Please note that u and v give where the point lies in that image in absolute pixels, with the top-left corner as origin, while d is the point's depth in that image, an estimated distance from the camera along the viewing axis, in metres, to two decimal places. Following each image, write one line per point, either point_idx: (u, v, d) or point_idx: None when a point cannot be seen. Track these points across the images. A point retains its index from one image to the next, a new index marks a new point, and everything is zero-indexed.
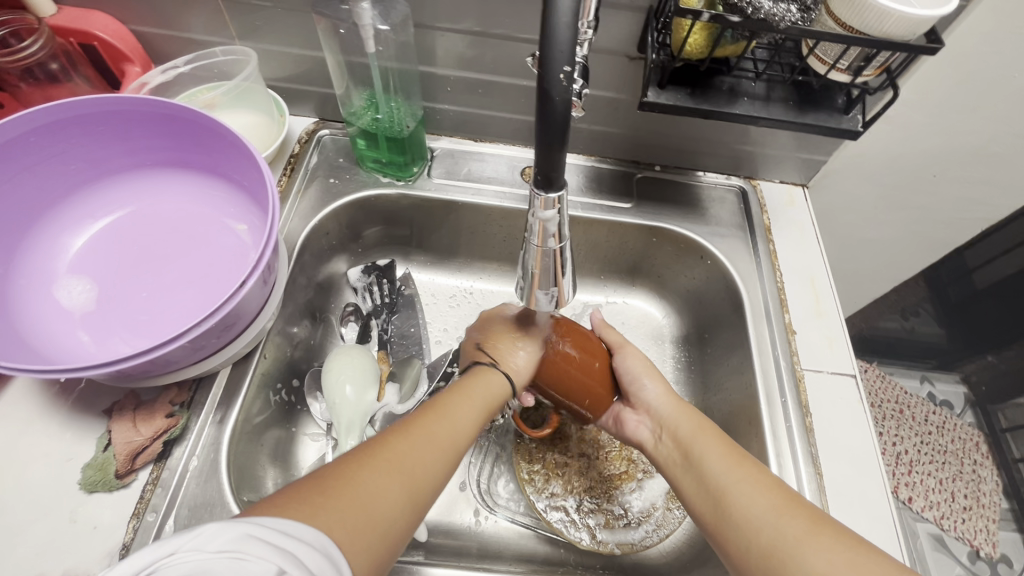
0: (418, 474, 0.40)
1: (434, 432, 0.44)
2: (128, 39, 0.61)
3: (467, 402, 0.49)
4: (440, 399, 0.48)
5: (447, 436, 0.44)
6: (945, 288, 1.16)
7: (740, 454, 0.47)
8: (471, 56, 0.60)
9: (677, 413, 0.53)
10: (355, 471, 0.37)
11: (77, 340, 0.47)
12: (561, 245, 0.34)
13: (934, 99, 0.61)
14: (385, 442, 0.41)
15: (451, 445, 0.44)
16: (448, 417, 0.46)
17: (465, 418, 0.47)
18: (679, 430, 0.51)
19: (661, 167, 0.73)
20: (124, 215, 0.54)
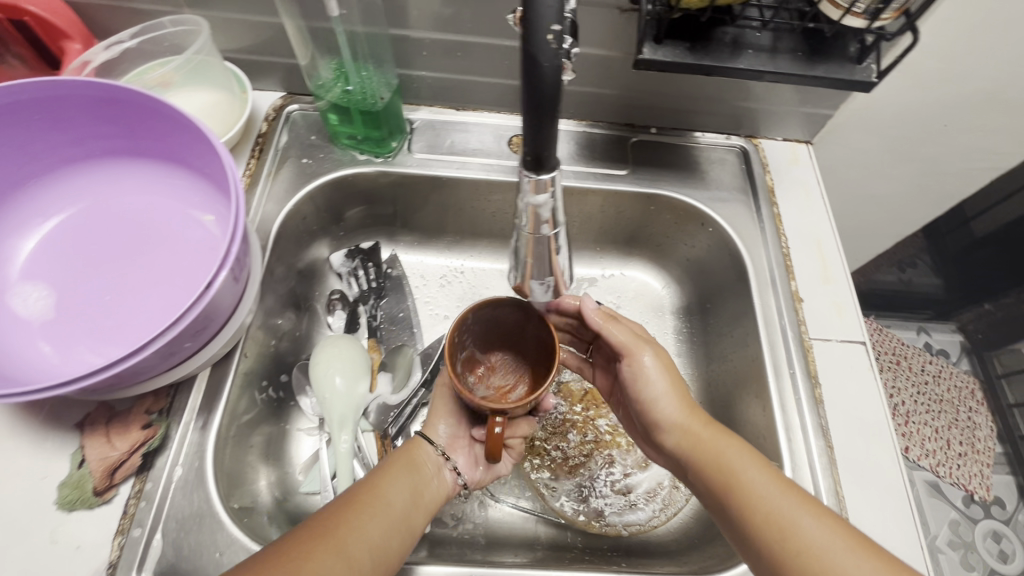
0: (361, 555, 0.41)
1: (375, 513, 0.44)
2: (62, 11, 0.54)
3: (407, 474, 0.50)
4: (379, 476, 0.49)
5: (392, 518, 0.45)
6: (944, 238, 1.14)
7: (726, 435, 0.46)
8: (447, 16, 0.55)
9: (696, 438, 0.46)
10: (291, 561, 0.38)
11: (39, 350, 0.44)
12: (555, 231, 0.31)
13: (950, 41, 0.56)
14: (326, 524, 0.42)
15: (394, 521, 0.45)
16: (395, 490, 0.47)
17: (410, 495, 0.48)
18: (694, 454, 0.46)
19: (657, 129, 0.68)
20: (77, 211, 0.49)
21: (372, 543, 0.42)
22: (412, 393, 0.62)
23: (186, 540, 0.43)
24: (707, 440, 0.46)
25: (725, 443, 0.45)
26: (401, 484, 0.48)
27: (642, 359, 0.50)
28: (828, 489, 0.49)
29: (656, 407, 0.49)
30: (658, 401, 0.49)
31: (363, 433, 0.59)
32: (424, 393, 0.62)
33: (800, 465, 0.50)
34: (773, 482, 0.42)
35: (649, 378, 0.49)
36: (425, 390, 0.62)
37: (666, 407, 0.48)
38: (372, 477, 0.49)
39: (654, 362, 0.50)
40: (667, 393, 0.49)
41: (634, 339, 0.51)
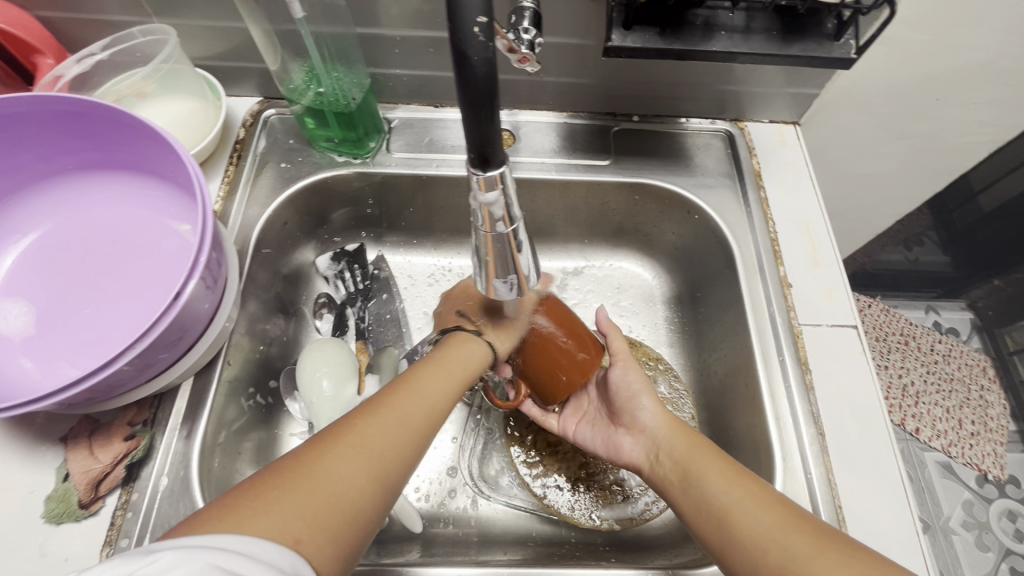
0: (387, 456, 0.39)
1: (398, 412, 0.42)
2: (31, 26, 0.54)
3: (433, 369, 0.47)
4: (410, 376, 0.46)
5: (419, 416, 0.43)
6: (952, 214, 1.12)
7: (695, 435, 0.48)
8: (418, 13, 0.54)
9: (674, 432, 0.48)
10: (313, 456, 0.36)
11: (20, 366, 0.44)
12: (513, 227, 0.30)
13: (936, 13, 0.54)
14: (357, 422, 0.40)
15: (420, 421, 0.43)
16: (420, 387, 0.45)
17: (437, 394, 0.46)
18: (673, 450, 0.47)
19: (639, 117, 0.67)
20: (54, 226, 0.49)
21: (400, 439, 0.40)
22: None
23: None
24: (673, 442, 0.47)
25: (686, 441, 0.47)
26: (432, 384, 0.46)
27: (624, 363, 0.54)
28: (820, 477, 0.48)
29: (636, 406, 0.51)
30: (636, 402, 0.51)
31: None
32: None
33: (790, 454, 0.50)
34: (742, 493, 0.41)
35: (628, 380, 0.53)
36: None
37: (647, 415, 0.50)
38: (405, 378, 0.46)
39: (627, 369, 0.53)
40: (651, 393, 0.51)
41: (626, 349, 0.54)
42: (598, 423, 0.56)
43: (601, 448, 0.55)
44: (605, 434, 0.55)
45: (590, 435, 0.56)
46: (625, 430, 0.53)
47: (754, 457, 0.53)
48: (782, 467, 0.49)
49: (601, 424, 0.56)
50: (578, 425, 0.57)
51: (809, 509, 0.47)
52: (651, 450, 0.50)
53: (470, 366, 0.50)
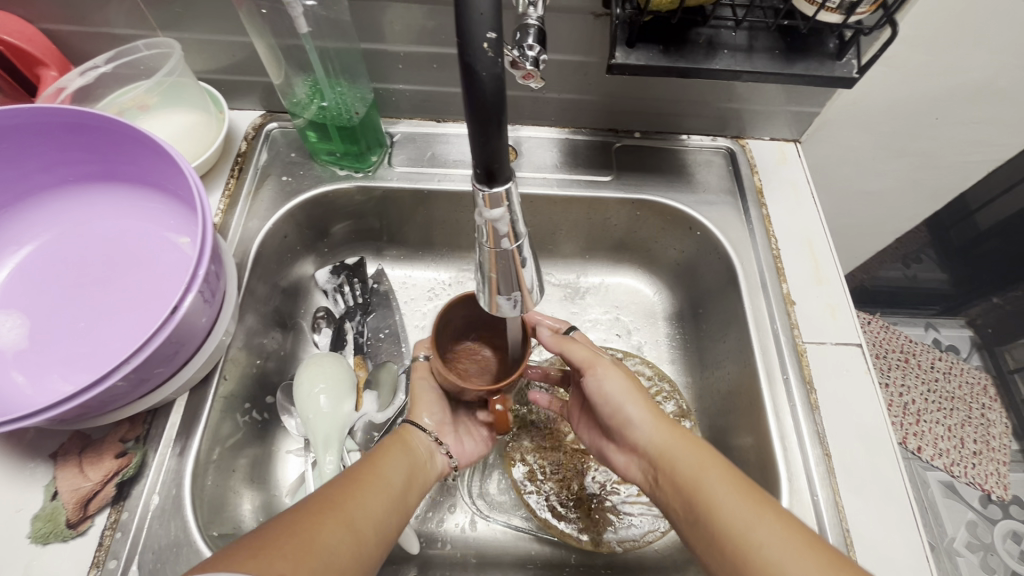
0: (367, 529, 0.39)
1: (375, 490, 0.42)
2: (36, 38, 0.55)
3: (402, 452, 0.49)
4: (374, 460, 0.46)
5: (388, 498, 0.43)
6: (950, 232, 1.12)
7: (693, 439, 0.45)
8: (422, 30, 0.55)
9: (667, 444, 0.45)
10: (304, 524, 0.36)
11: (11, 380, 0.43)
12: (517, 244, 0.30)
13: (934, 34, 0.54)
14: (330, 499, 0.39)
15: (394, 499, 0.43)
16: (391, 467, 0.46)
17: (405, 473, 0.47)
18: (670, 467, 0.44)
19: (640, 133, 0.67)
20: (51, 238, 0.49)
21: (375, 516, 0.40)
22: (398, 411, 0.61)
23: (162, 571, 0.42)
24: (673, 457, 0.44)
25: (691, 455, 0.43)
26: (395, 464, 0.47)
27: (598, 369, 0.50)
28: (827, 499, 0.47)
29: (624, 419, 0.48)
30: (631, 423, 0.47)
31: (349, 453, 0.57)
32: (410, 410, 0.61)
33: (797, 475, 0.49)
34: (737, 493, 0.39)
35: (606, 387, 0.49)
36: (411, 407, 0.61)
37: (640, 431, 0.47)
38: (367, 462, 0.46)
39: (608, 372, 0.50)
40: (636, 400, 0.48)
41: (592, 356, 0.51)
42: (591, 428, 0.54)
43: (596, 454, 0.54)
44: (597, 443, 0.53)
45: (585, 437, 0.55)
46: (617, 444, 0.51)
47: (759, 477, 0.52)
48: (787, 488, 0.48)
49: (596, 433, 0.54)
50: (576, 423, 0.57)
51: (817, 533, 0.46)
52: (650, 470, 0.46)
53: (417, 456, 0.50)
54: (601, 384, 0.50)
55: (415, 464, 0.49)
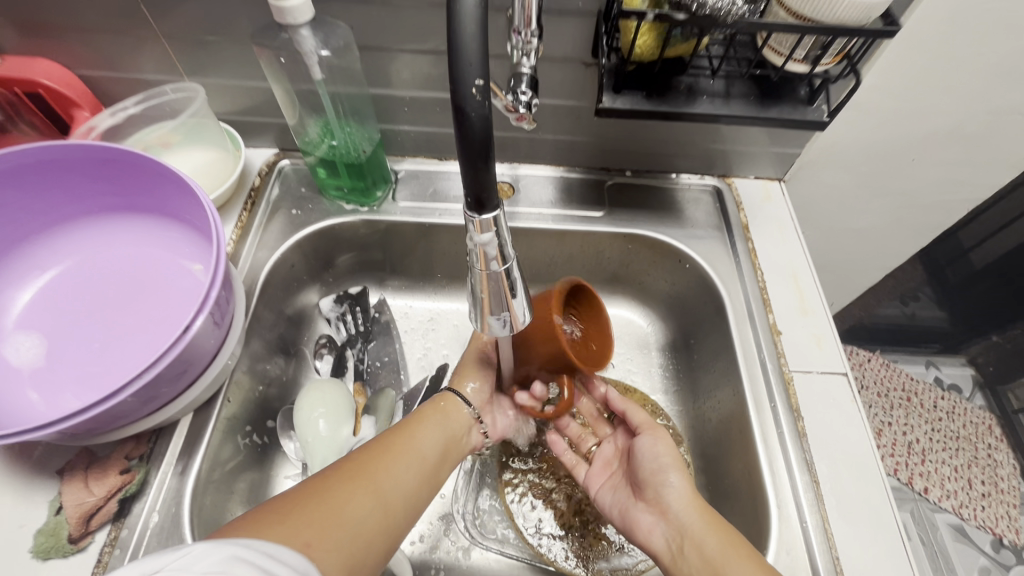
0: (392, 496, 0.46)
1: (405, 462, 0.49)
2: (74, 83, 0.60)
3: (438, 425, 0.55)
4: (408, 427, 0.52)
5: (417, 465, 0.50)
6: (943, 270, 1.14)
7: (722, 523, 0.46)
8: (427, 77, 0.59)
9: (702, 522, 0.46)
10: (334, 489, 0.43)
11: (26, 398, 0.45)
12: (506, 266, 0.32)
13: (902, 82, 0.59)
14: (361, 467, 0.46)
15: (423, 470, 0.50)
16: (424, 439, 0.52)
17: (438, 445, 0.53)
18: (702, 545, 0.45)
19: (631, 171, 0.71)
20: (73, 264, 0.52)
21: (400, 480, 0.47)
22: None
23: None
24: (702, 534, 0.46)
25: (717, 534, 0.45)
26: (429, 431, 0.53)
27: (654, 435, 0.53)
28: (816, 526, 0.48)
29: (661, 481, 0.50)
30: (667, 493, 0.49)
31: None
32: None
33: (785, 502, 0.49)
34: (706, 521, 0.46)
35: (657, 453, 0.52)
36: None
37: (673, 498, 0.49)
38: (403, 430, 0.52)
39: (657, 440, 0.53)
40: (682, 472, 0.50)
41: (650, 422, 0.55)
42: (619, 491, 0.55)
43: (618, 519, 0.54)
44: (623, 505, 0.53)
45: (609, 500, 0.55)
46: (645, 505, 0.51)
47: (749, 505, 0.52)
48: (776, 515, 0.49)
49: (623, 496, 0.54)
50: (601, 487, 0.56)
51: (807, 560, 0.47)
52: (675, 539, 0.47)
53: (454, 421, 0.56)
54: (640, 446, 0.53)
55: (451, 436, 0.55)
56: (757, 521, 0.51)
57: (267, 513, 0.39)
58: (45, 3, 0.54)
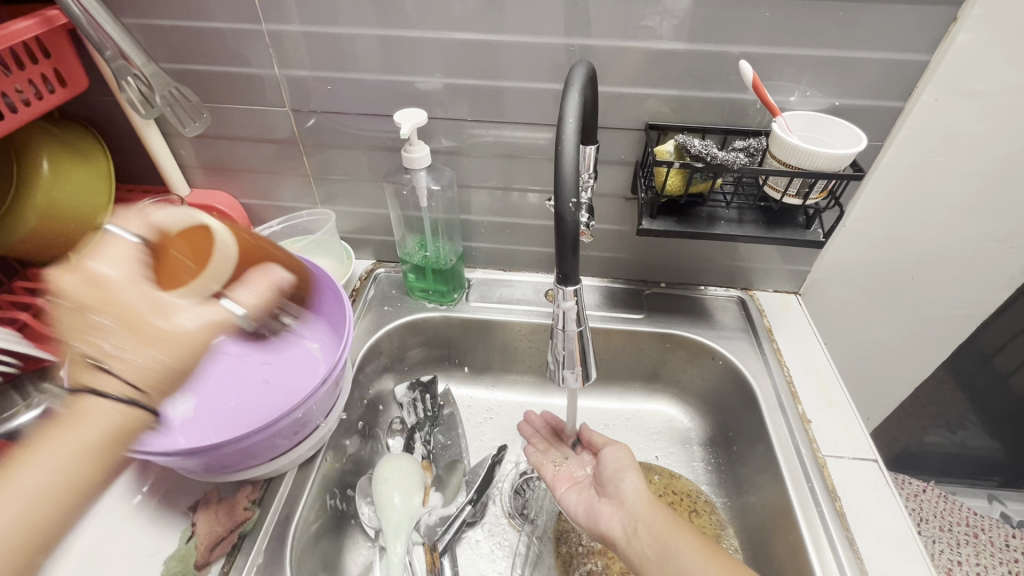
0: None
1: (29, 468, 0.39)
2: (238, 209, 0.81)
3: (68, 426, 0.41)
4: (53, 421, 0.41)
5: (74, 465, 0.40)
6: (972, 377, 1.20)
7: (715, 551, 0.48)
8: (502, 207, 0.77)
9: (651, 508, 0.52)
10: None
11: (176, 442, 0.56)
12: (580, 328, 0.44)
13: (884, 212, 0.72)
14: None
15: (66, 495, 0.40)
16: (55, 443, 0.40)
17: (60, 462, 0.40)
18: (652, 525, 0.51)
19: (665, 284, 0.84)
20: (222, 340, 0.66)
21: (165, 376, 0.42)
22: (459, 509, 0.68)
23: None
24: (652, 516, 0.52)
25: (666, 518, 0.51)
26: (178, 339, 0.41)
27: (615, 446, 0.60)
28: None
29: (620, 479, 0.57)
30: (623, 484, 0.56)
31: (414, 545, 0.64)
32: (470, 510, 0.68)
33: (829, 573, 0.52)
34: (697, 553, 0.47)
35: (619, 459, 0.59)
36: (470, 508, 0.69)
37: (627, 487, 0.55)
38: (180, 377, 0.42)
39: (612, 449, 0.60)
40: (638, 471, 0.57)
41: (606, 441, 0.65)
42: (584, 492, 0.60)
43: (582, 516, 0.58)
44: (587, 503, 0.58)
45: (574, 501, 0.60)
46: (609, 500, 0.57)
47: None
48: None
49: (587, 497, 0.59)
50: (567, 490, 0.61)
51: None
52: (629, 524, 0.53)
53: (119, 434, 0.42)
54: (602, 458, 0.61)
55: (90, 444, 0.41)
56: None
57: None
58: (235, 155, 0.76)
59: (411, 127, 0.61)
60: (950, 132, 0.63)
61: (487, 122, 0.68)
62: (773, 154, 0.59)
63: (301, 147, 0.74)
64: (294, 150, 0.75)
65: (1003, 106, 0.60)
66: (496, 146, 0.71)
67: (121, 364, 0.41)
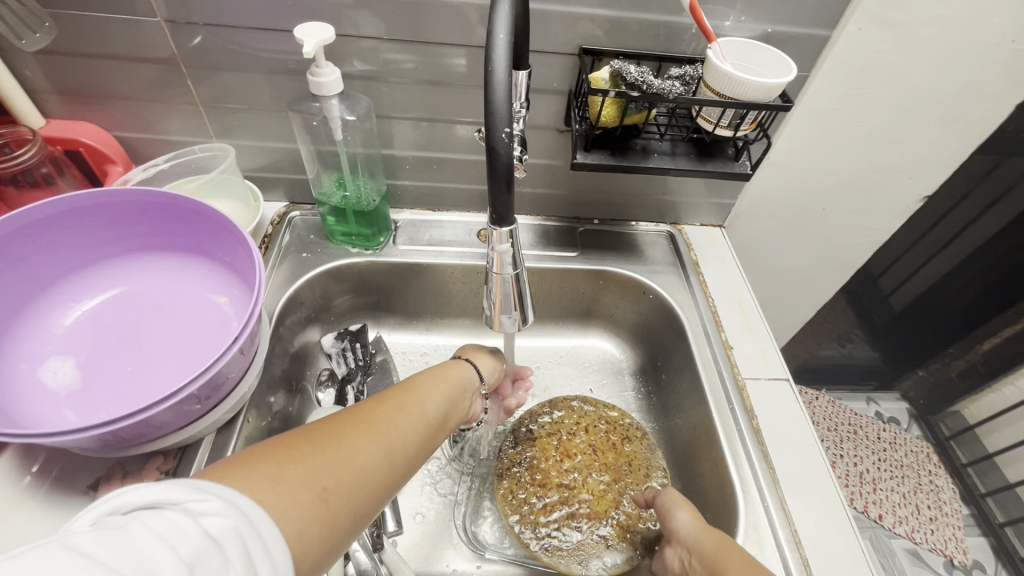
0: (398, 449, 0.43)
1: (391, 427, 0.44)
2: (111, 143, 0.69)
3: (411, 413, 0.47)
4: (403, 388, 0.50)
5: (396, 440, 0.44)
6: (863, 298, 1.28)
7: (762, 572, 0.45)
8: (431, 140, 0.71)
9: (707, 537, 0.50)
10: (346, 421, 0.42)
11: (63, 416, 0.49)
12: (516, 271, 0.42)
13: (806, 145, 0.74)
14: (347, 419, 0.42)
15: (424, 428, 0.48)
16: (424, 403, 0.50)
17: (401, 428, 0.45)
18: (706, 558, 0.49)
19: (599, 221, 0.83)
20: (108, 297, 0.57)
21: (293, 498, 0.34)
22: None
23: None
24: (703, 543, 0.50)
25: (718, 541, 0.49)
26: (278, 522, 0.32)
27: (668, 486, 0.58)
28: (776, 505, 0.56)
29: (671, 515, 0.54)
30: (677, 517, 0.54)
31: None
32: None
33: (749, 487, 0.57)
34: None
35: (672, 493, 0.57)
36: None
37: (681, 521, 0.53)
38: (405, 382, 0.52)
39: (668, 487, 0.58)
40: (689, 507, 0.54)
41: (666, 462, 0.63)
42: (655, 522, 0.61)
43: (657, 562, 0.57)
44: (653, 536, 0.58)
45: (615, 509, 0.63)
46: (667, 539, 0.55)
47: (721, 499, 0.60)
48: (743, 498, 0.56)
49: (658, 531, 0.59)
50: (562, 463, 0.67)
51: (777, 550, 0.53)
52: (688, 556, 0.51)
53: (431, 424, 0.49)
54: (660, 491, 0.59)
55: (413, 423, 0.47)
56: (728, 525, 0.57)
57: (326, 428, 0.40)
58: (99, 78, 0.63)
59: (315, 45, 0.52)
60: (870, 65, 0.65)
61: (404, 42, 0.61)
62: (707, 84, 0.57)
63: (184, 70, 0.63)
64: (176, 73, 0.63)
65: (918, 37, 0.62)
66: (418, 70, 0.63)
67: (440, 379, 0.55)
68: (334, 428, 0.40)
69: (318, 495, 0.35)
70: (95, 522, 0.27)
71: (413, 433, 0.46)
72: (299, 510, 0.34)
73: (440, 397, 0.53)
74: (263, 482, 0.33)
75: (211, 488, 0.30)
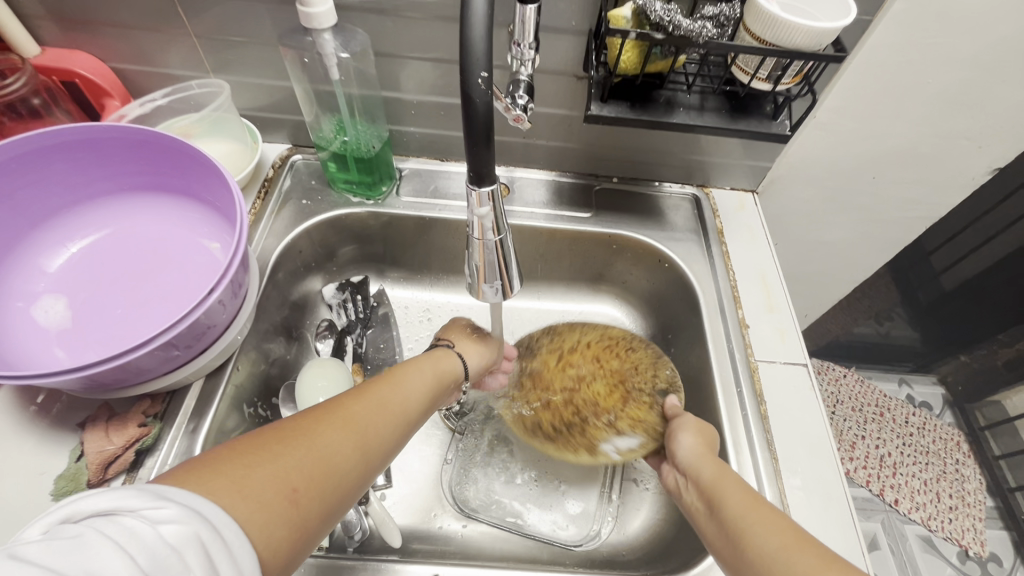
0: (375, 442, 0.42)
1: (368, 420, 0.42)
2: (108, 75, 0.66)
3: (390, 402, 0.45)
4: (385, 375, 0.49)
5: (374, 433, 0.42)
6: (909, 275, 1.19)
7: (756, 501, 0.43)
8: (437, 83, 0.65)
9: (701, 458, 0.49)
10: (321, 415, 0.40)
11: (54, 355, 0.49)
12: (500, 236, 0.39)
13: (860, 105, 0.65)
14: (323, 413, 0.40)
15: (406, 418, 0.46)
16: (407, 393, 0.48)
17: (380, 421, 0.43)
18: (701, 476, 0.47)
19: (618, 179, 0.77)
20: (101, 237, 0.56)
21: (258, 506, 0.32)
22: None
23: None
24: (699, 467, 0.48)
25: (714, 468, 0.47)
26: (243, 528, 0.30)
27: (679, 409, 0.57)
28: (775, 497, 0.52)
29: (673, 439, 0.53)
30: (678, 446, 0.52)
31: None
32: None
33: (747, 475, 0.54)
34: (745, 507, 0.43)
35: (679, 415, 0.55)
36: None
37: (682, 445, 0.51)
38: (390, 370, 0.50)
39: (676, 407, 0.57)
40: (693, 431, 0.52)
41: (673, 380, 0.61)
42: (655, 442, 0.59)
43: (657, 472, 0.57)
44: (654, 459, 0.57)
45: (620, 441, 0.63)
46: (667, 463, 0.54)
47: None
48: None
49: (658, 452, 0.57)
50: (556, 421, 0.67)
51: None
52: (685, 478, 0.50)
53: (412, 414, 0.47)
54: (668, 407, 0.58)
55: (393, 414, 0.45)
56: None
57: (301, 424, 0.38)
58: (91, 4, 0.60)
59: None
60: (948, 9, 0.55)
61: None
62: (747, 27, 0.50)
63: None
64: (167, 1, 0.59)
65: None
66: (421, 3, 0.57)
67: (427, 366, 0.53)
68: (308, 423, 0.38)
69: (287, 500, 0.33)
70: (48, 532, 0.26)
71: (392, 424, 0.44)
72: (268, 517, 0.32)
73: (425, 385, 0.51)
74: (228, 485, 0.31)
75: (171, 495, 0.29)
